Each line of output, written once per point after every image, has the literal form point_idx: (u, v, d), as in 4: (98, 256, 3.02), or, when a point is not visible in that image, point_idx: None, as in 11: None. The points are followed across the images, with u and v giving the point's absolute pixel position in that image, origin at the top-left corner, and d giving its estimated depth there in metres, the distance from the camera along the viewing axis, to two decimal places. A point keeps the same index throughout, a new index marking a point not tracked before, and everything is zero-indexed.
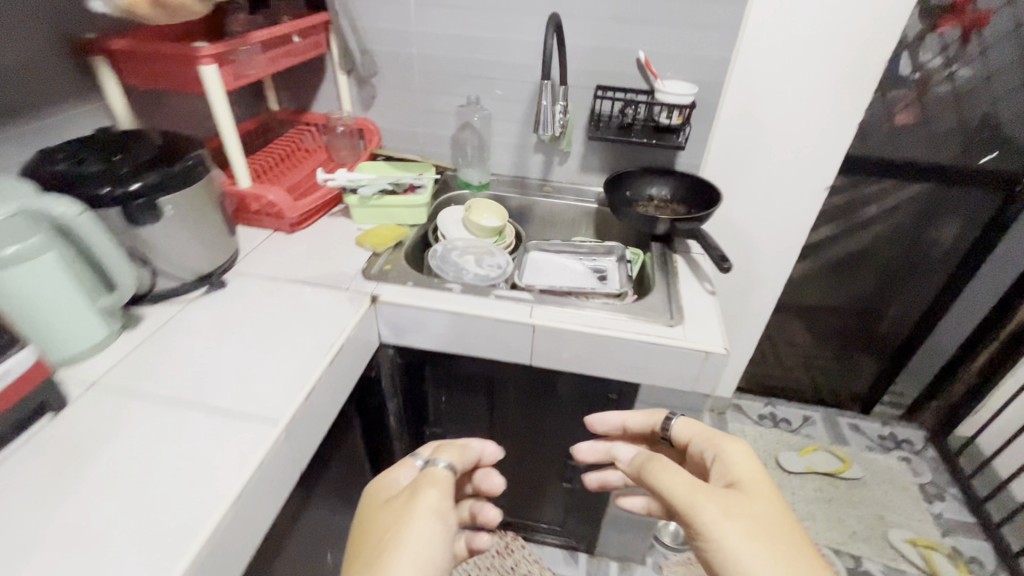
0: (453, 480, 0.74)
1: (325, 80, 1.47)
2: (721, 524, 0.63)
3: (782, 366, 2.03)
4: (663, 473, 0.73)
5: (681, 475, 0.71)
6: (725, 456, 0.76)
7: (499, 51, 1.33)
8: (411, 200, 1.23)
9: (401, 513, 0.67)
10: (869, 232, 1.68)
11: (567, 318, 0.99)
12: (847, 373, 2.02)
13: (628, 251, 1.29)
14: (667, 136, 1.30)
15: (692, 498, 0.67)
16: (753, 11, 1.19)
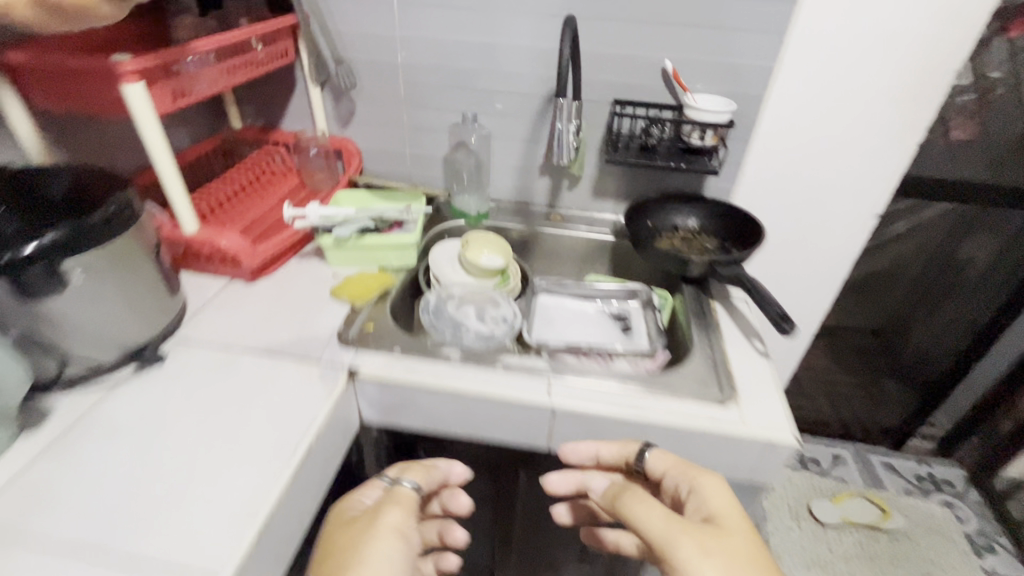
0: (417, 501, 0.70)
1: (296, 93, 1.26)
2: (698, 563, 0.57)
3: (805, 398, 1.86)
4: (635, 500, 0.66)
5: (650, 502, 0.65)
6: (702, 490, 0.66)
7: (500, 60, 1.13)
8: (398, 241, 1.02)
9: (364, 534, 0.63)
10: (900, 251, 1.51)
11: (595, 397, 0.80)
12: (880, 408, 1.85)
13: (655, 295, 1.10)
14: (699, 159, 1.10)
15: (667, 533, 0.61)
16: (803, 12, 1.00)
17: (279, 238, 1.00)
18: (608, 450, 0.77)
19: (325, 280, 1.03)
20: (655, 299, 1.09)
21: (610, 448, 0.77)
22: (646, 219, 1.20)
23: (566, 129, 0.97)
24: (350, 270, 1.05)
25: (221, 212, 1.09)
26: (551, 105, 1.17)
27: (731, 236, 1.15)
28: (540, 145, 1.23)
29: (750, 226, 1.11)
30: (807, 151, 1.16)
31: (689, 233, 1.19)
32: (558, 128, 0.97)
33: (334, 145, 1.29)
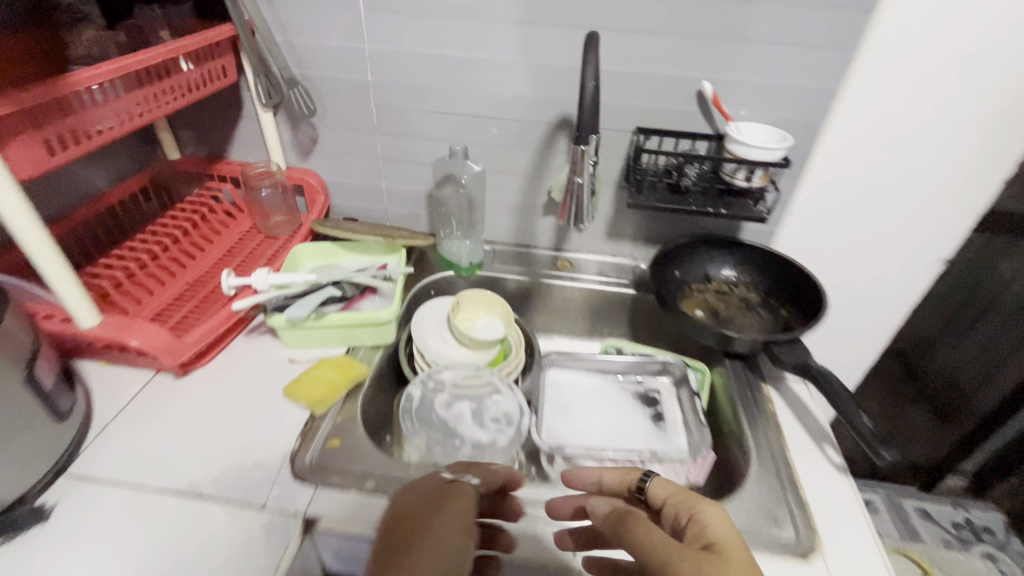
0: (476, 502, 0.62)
1: (245, 118, 1.02)
2: None
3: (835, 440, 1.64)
4: (626, 522, 0.60)
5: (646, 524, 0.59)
6: (703, 516, 0.59)
7: (496, 80, 0.91)
8: (372, 317, 0.81)
9: (416, 536, 0.57)
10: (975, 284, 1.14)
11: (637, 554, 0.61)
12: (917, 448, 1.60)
13: (690, 371, 0.90)
14: (744, 203, 0.90)
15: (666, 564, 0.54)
16: (879, 18, 0.79)
17: (216, 316, 0.77)
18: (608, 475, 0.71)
19: (281, 367, 0.81)
20: (691, 377, 0.89)
21: (612, 471, 0.71)
22: (672, 270, 1.00)
23: (584, 184, 0.77)
24: (312, 352, 0.83)
25: (148, 282, 0.86)
26: (559, 133, 0.95)
27: (777, 293, 0.96)
28: (545, 180, 1.02)
29: (804, 285, 0.93)
30: (868, 186, 0.96)
31: (725, 286, 1.00)
32: (574, 184, 0.79)
33: (293, 179, 1.07)
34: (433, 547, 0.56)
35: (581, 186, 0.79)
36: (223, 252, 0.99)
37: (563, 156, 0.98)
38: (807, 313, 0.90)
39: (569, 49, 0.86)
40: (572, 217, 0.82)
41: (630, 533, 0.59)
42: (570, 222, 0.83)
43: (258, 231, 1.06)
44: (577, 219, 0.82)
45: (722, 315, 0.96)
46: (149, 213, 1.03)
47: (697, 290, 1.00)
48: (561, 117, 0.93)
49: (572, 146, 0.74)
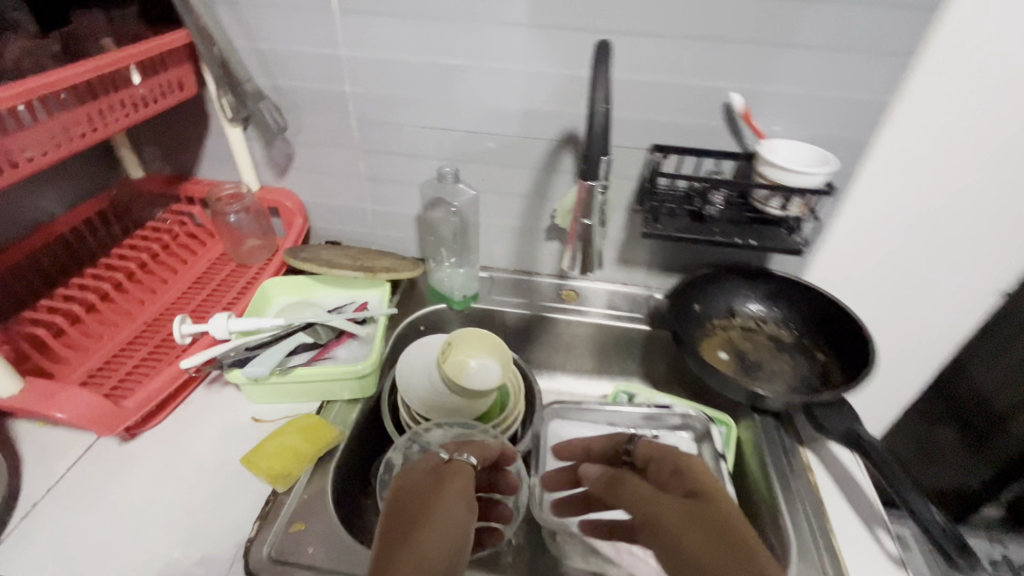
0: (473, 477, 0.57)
1: (212, 133, 0.91)
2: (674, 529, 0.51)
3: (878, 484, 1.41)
4: (621, 485, 0.60)
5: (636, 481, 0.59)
6: (681, 468, 0.60)
7: (491, 91, 0.80)
8: (348, 372, 0.70)
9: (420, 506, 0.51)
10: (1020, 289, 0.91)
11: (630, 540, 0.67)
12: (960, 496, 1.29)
13: (714, 427, 0.79)
14: (776, 233, 0.78)
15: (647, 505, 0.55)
16: (948, 20, 0.66)
17: (162, 373, 0.67)
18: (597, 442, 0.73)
19: (245, 428, 0.70)
20: (715, 435, 0.77)
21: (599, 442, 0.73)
22: (692, 303, 0.89)
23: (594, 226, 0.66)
24: (280, 409, 0.73)
25: (94, 326, 0.76)
26: (564, 151, 0.84)
27: (813, 333, 0.85)
28: (548, 202, 0.90)
29: (846, 325, 0.80)
30: (922, 213, 0.83)
31: (752, 324, 0.89)
32: (580, 230, 0.68)
33: (267, 201, 0.96)
34: (435, 523, 0.48)
35: (590, 231, 0.68)
36: (186, 284, 0.88)
37: (568, 176, 0.86)
38: (850, 360, 0.78)
39: (575, 57, 0.75)
40: (578, 265, 0.71)
41: (624, 497, 0.58)
42: (576, 271, 0.72)
43: (228, 258, 0.95)
44: (586, 268, 0.71)
45: (749, 359, 0.84)
46: (107, 240, 0.92)
47: (720, 328, 0.89)
48: (566, 132, 0.82)
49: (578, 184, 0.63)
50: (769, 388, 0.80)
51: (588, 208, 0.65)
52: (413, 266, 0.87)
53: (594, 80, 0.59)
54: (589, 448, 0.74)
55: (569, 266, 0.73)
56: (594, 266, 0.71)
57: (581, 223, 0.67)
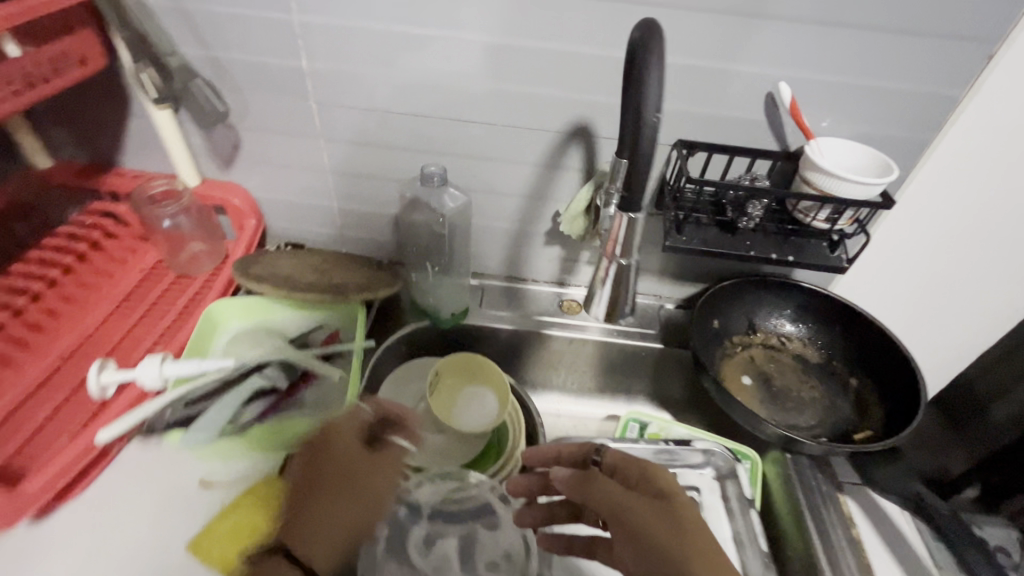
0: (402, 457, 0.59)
1: (136, 116, 0.73)
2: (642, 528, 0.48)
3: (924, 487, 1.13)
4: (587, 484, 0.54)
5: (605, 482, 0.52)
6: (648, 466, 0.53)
7: (485, 70, 0.65)
8: (316, 425, 0.58)
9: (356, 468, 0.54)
10: None
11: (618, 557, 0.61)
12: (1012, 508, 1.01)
13: (741, 464, 0.70)
14: (816, 248, 0.68)
15: (618, 499, 0.51)
16: None
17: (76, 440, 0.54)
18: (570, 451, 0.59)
19: (191, 496, 0.57)
20: (742, 474, 0.69)
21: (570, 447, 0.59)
22: (711, 319, 0.79)
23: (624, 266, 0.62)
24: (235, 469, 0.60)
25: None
26: (572, 145, 0.70)
27: (846, 355, 0.76)
28: (550, 203, 0.77)
29: (888, 349, 0.72)
30: (979, 225, 0.72)
31: (776, 342, 0.79)
32: (612, 274, 0.73)
33: (211, 199, 0.79)
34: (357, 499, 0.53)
35: (621, 276, 0.73)
36: (113, 302, 0.72)
37: (576, 174, 0.73)
38: (891, 392, 0.71)
39: (592, 31, 0.60)
40: (604, 310, 0.79)
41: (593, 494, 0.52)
42: (602, 317, 0.81)
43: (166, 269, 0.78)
44: (610, 318, 0.80)
45: (776, 386, 0.75)
46: None
47: (746, 347, 0.79)
48: (574, 124, 0.68)
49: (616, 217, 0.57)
50: (799, 420, 0.72)
51: (627, 246, 0.68)
52: (389, 282, 0.74)
53: (643, 76, 0.49)
54: (559, 458, 0.60)
55: (586, 308, 0.83)
56: (621, 314, 0.79)
57: (608, 269, 0.73)
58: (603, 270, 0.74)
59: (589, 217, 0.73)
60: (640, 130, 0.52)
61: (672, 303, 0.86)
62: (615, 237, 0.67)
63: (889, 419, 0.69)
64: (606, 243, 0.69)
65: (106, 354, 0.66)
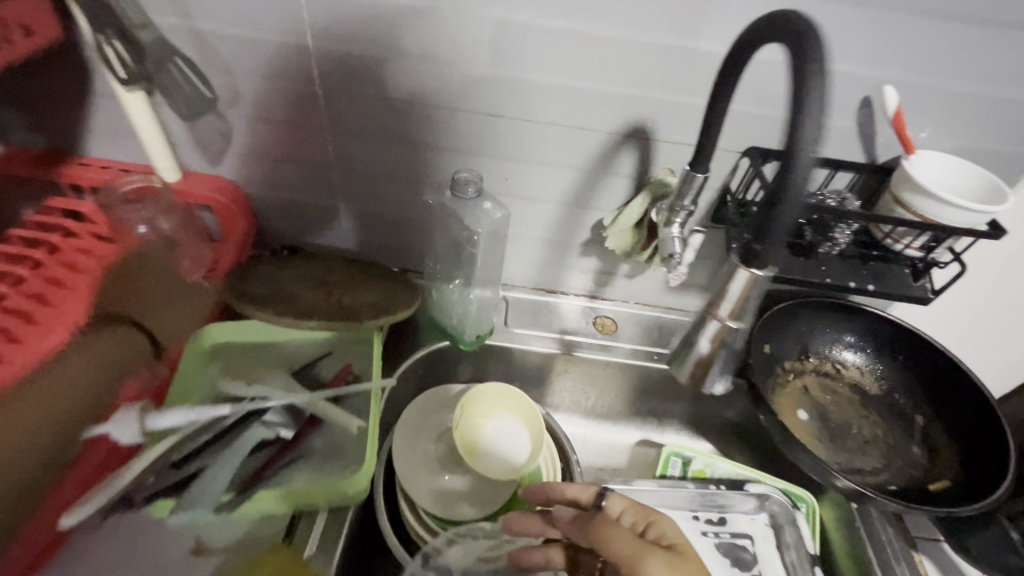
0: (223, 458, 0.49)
1: (101, 96, 0.61)
2: None
3: None
4: (597, 534, 0.47)
5: (618, 530, 0.46)
6: (653, 519, 0.49)
7: (529, 58, 0.54)
8: (332, 488, 0.49)
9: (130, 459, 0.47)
10: None
11: None
12: None
13: (800, 511, 0.64)
14: (897, 274, 0.60)
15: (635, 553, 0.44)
16: None
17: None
18: (574, 491, 0.54)
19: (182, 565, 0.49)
20: (802, 523, 0.63)
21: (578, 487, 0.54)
22: (762, 344, 0.70)
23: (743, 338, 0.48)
24: (233, 530, 0.51)
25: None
26: (624, 149, 0.60)
27: (911, 388, 0.69)
28: (590, 212, 0.67)
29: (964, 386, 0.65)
30: None
31: (830, 369, 0.71)
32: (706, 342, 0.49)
33: (194, 197, 0.67)
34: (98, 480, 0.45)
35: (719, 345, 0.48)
36: None
37: (624, 181, 0.63)
38: (966, 434, 0.64)
39: (663, 16, 0.50)
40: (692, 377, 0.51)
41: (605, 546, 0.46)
42: (686, 381, 0.52)
43: (140, 274, 0.64)
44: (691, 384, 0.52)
45: (833, 422, 0.69)
46: None
47: (803, 378, 0.71)
48: (630, 125, 0.58)
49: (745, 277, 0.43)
50: (863, 464, 0.65)
51: (745, 308, 0.45)
52: (407, 303, 0.64)
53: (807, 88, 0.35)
54: (564, 499, 0.54)
55: (670, 365, 0.53)
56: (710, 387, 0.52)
57: (706, 339, 0.49)
58: (699, 336, 0.49)
59: (638, 231, 0.63)
60: (798, 146, 0.36)
61: None
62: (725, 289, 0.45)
63: (965, 466, 0.62)
64: (714, 299, 0.46)
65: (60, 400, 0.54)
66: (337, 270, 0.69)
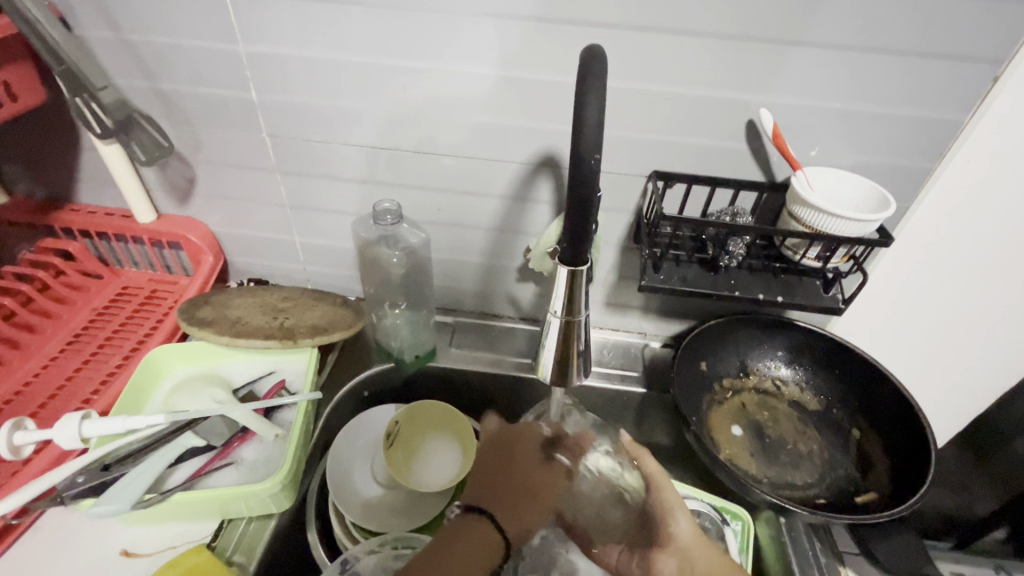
0: (194, 465, 0.55)
1: (82, 150, 0.70)
2: None
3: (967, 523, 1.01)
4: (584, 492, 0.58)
5: (712, 554, 0.54)
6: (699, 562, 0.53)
7: (443, 98, 0.60)
8: (241, 490, 0.52)
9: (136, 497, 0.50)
10: None
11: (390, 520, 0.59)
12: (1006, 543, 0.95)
13: (730, 527, 0.64)
14: (807, 285, 0.62)
15: None
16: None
17: None
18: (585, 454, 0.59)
19: (111, 569, 0.52)
20: (731, 540, 0.62)
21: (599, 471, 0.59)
22: (698, 359, 0.71)
23: (551, 333, 0.47)
24: (160, 535, 0.54)
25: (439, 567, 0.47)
26: (540, 178, 0.65)
27: (845, 399, 0.70)
28: (521, 237, 0.71)
29: (893, 402, 0.66)
30: (974, 268, 0.66)
31: (770, 386, 0.72)
32: (557, 335, 0.47)
33: (166, 234, 0.76)
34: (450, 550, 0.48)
35: (569, 334, 0.46)
36: (57, 346, 0.69)
37: (546, 206, 0.68)
38: (902, 445, 0.64)
39: (555, 58, 0.56)
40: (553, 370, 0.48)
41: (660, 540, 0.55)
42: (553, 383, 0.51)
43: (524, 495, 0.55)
44: (564, 379, 0.49)
45: (769, 437, 0.69)
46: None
47: (579, 361, 0.48)
48: (541, 154, 0.63)
49: (564, 306, 0.44)
50: (795, 478, 0.66)
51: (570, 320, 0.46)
52: (344, 326, 0.67)
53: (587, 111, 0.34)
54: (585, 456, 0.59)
55: (536, 365, 0.50)
56: (576, 376, 0.49)
57: (557, 334, 0.47)
58: (548, 329, 0.47)
59: None
60: (579, 146, 0.37)
61: (657, 342, 0.79)
62: (561, 293, 0.44)
63: (894, 479, 0.63)
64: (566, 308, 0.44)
65: (34, 467, 0.52)
66: (292, 296, 0.73)
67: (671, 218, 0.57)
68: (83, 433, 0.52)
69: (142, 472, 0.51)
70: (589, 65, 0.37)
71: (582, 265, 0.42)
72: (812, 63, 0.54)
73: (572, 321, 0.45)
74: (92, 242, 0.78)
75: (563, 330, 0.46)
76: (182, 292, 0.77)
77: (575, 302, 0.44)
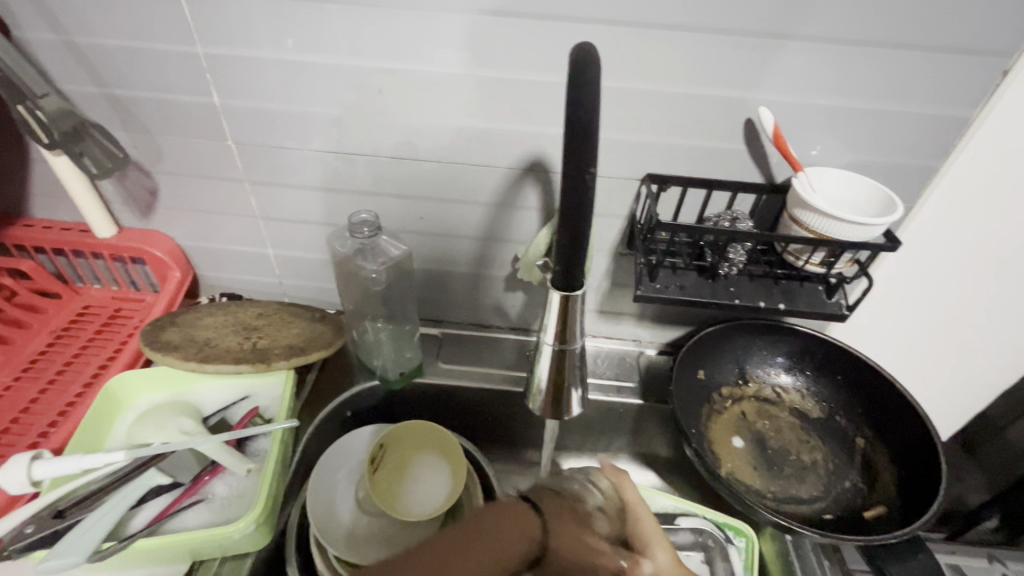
0: (159, 506, 0.51)
1: (31, 161, 0.65)
2: None
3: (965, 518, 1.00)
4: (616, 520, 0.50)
5: None
6: None
7: (421, 100, 0.56)
8: (212, 533, 0.48)
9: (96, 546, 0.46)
10: None
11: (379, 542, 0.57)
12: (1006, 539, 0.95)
13: (734, 546, 0.61)
14: (809, 291, 0.59)
15: None
16: None
17: None
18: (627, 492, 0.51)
19: None
20: (735, 559, 0.60)
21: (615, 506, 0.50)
22: (697, 368, 0.68)
23: (546, 360, 0.46)
24: None
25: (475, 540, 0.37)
26: (528, 182, 0.62)
27: (849, 406, 0.67)
28: (508, 244, 0.68)
29: (898, 410, 0.64)
30: (977, 268, 0.64)
31: (770, 394, 0.70)
32: (549, 363, 0.46)
33: (128, 249, 0.71)
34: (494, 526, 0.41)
35: (562, 362, 0.45)
36: (11, 375, 0.64)
37: (534, 212, 0.64)
38: (909, 456, 0.62)
39: (540, 56, 0.52)
40: (547, 400, 0.47)
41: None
42: (547, 414, 0.49)
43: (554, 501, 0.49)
44: (559, 413, 0.48)
45: (771, 448, 0.67)
46: None
47: (573, 392, 0.47)
48: (529, 158, 0.59)
49: (556, 334, 0.43)
50: (800, 492, 0.63)
51: (567, 345, 0.44)
52: (323, 345, 0.63)
53: None
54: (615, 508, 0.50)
55: (530, 396, 0.49)
56: (572, 409, 0.49)
57: (549, 362, 0.46)
58: (541, 358, 0.46)
59: None
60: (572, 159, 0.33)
61: (653, 349, 0.76)
62: (552, 317, 0.42)
63: (902, 492, 0.61)
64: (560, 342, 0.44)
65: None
66: (268, 311, 0.69)
67: (667, 225, 0.54)
68: (33, 476, 0.47)
69: (102, 518, 0.47)
70: (582, 67, 0.33)
71: (577, 290, 0.40)
72: (814, 58, 0.50)
73: (566, 351, 0.44)
74: (48, 259, 0.73)
75: (558, 359, 0.45)
76: (147, 311, 0.72)
77: (568, 333, 0.43)
